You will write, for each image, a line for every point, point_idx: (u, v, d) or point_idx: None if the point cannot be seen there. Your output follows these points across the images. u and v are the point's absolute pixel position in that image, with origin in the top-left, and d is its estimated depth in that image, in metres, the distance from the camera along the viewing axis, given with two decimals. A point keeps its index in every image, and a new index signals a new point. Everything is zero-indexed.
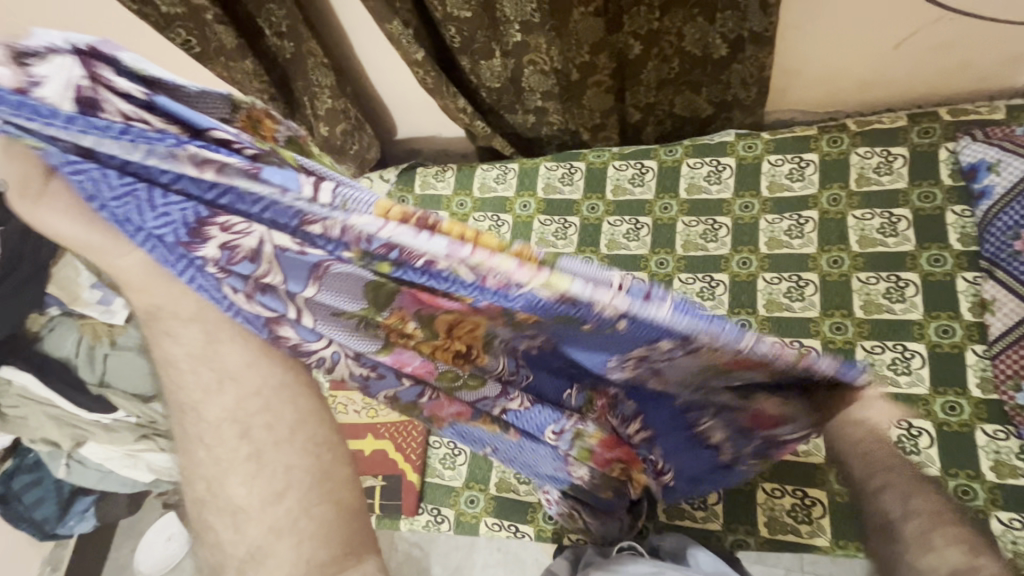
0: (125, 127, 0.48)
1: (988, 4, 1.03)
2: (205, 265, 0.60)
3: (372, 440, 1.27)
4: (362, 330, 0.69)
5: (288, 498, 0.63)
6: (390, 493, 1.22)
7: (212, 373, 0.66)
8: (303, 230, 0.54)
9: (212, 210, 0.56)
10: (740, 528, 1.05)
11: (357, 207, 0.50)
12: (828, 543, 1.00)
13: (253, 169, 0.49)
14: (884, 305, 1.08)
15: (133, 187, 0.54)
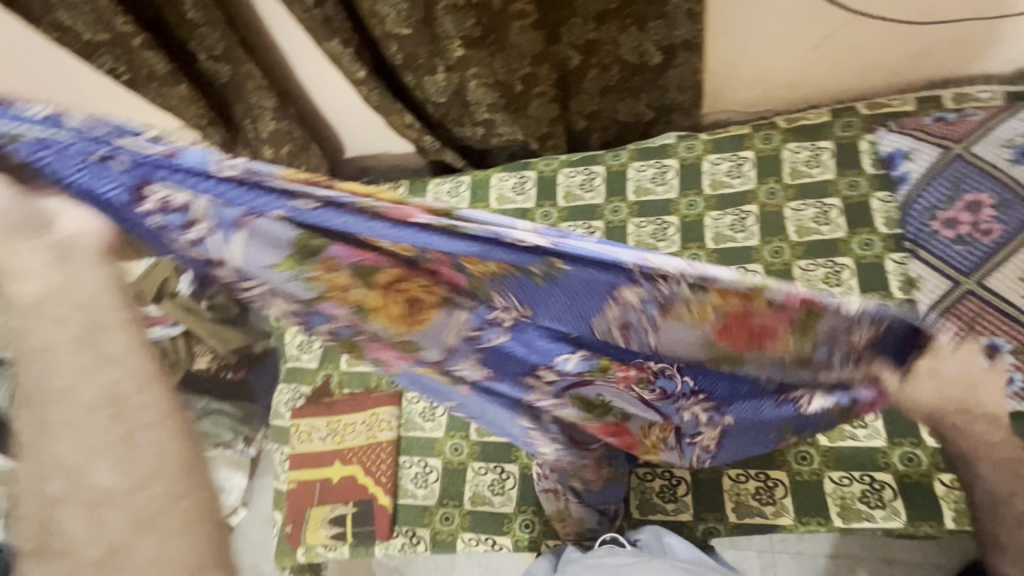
0: (71, 128, 0.53)
1: (890, 7, 1.12)
2: (149, 217, 0.61)
3: (340, 466, 1.24)
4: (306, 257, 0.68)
5: (157, 509, 0.46)
6: (362, 519, 1.19)
7: (88, 353, 0.51)
8: (232, 187, 0.58)
9: (151, 180, 0.57)
10: (710, 516, 1.08)
11: (263, 174, 0.57)
12: (793, 522, 1.04)
13: (172, 151, 0.55)
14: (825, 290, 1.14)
15: (84, 170, 0.55)
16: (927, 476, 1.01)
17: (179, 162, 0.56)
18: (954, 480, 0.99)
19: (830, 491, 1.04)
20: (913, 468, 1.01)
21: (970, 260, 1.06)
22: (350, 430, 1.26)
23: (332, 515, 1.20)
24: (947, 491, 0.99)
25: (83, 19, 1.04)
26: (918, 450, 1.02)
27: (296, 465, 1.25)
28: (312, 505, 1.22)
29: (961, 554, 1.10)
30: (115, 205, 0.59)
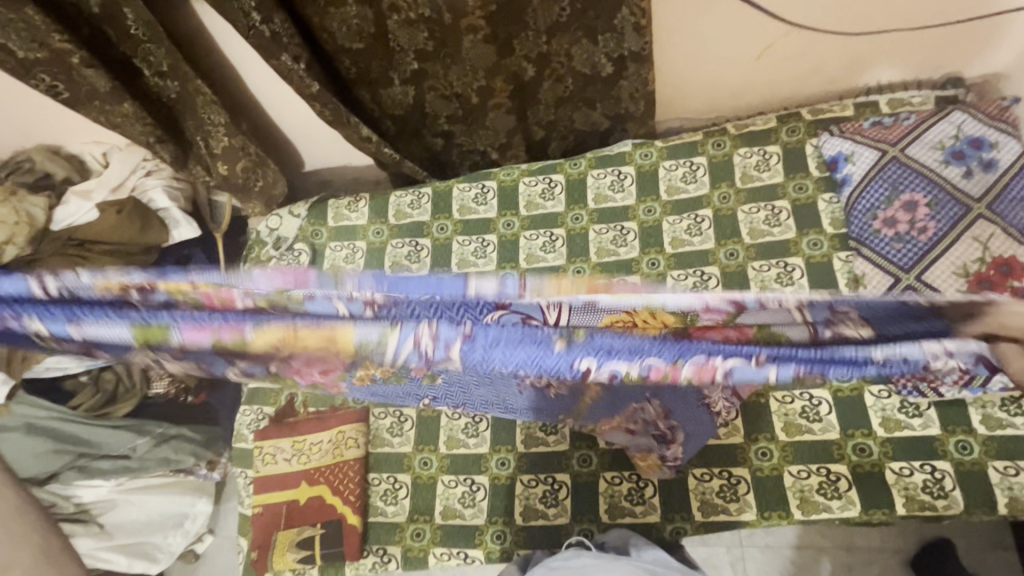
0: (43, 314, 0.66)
1: (825, 19, 1.18)
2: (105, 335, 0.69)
3: (306, 487, 1.21)
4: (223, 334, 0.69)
5: None
6: (330, 540, 1.17)
7: None
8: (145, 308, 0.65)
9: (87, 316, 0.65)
10: (677, 516, 1.10)
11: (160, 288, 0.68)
12: (755, 517, 1.07)
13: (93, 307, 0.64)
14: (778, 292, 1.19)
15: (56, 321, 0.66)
16: (878, 465, 1.05)
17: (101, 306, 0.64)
18: (903, 467, 1.04)
19: (790, 484, 1.07)
20: (865, 458, 1.06)
21: (909, 257, 1.11)
22: (316, 450, 1.22)
23: (299, 538, 1.18)
24: (897, 478, 1.04)
25: (16, 36, 0.99)
26: (869, 441, 1.07)
27: (261, 488, 1.22)
28: (279, 528, 1.19)
29: (913, 538, 1.16)
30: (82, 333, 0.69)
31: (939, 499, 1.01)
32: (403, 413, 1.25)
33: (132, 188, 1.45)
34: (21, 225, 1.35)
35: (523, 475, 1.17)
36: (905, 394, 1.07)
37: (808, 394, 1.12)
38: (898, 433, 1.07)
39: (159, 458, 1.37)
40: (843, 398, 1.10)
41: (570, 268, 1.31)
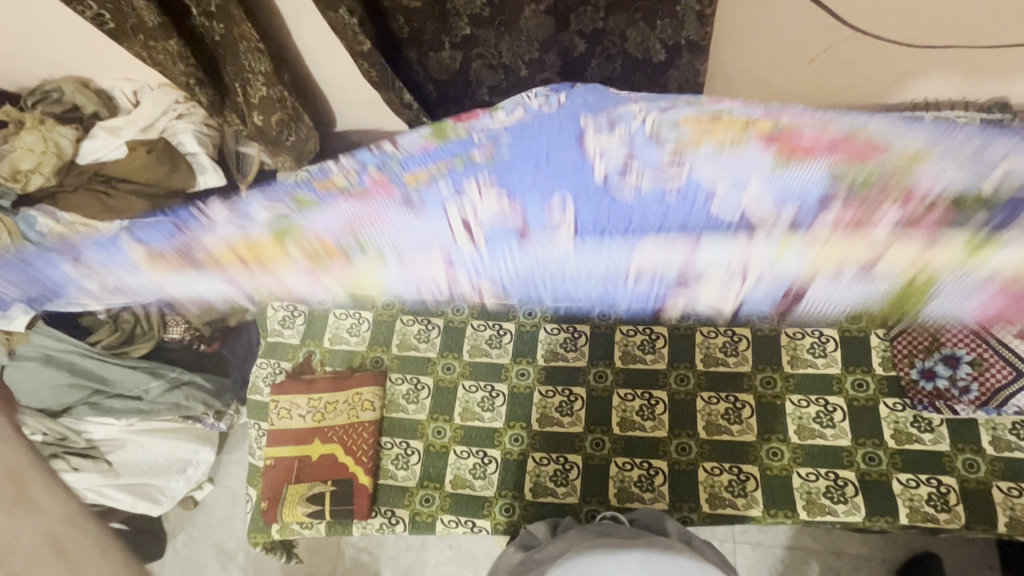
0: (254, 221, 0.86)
1: (888, 26, 1.16)
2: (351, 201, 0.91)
3: (319, 444, 1.22)
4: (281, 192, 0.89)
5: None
6: (339, 498, 1.16)
7: None
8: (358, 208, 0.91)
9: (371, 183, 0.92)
10: (685, 506, 1.12)
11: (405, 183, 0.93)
12: (762, 513, 1.09)
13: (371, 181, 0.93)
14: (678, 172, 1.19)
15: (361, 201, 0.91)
16: (886, 474, 1.08)
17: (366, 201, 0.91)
18: (910, 479, 1.07)
19: (798, 485, 1.10)
20: (873, 467, 1.09)
21: None
22: (332, 409, 1.25)
23: (309, 493, 1.17)
24: (904, 489, 1.06)
25: None
26: (880, 451, 1.09)
27: (275, 441, 1.23)
28: (290, 482, 1.19)
29: (907, 549, 1.27)
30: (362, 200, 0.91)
31: (942, 512, 1.04)
32: (419, 381, 1.26)
33: (161, 130, 1.44)
34: (49, 154, 1.35)
35: (535, 453, 1.19)
36: (918, 409, 1.10)
37: (823, 400, 1.14)
38: (908, 446, 1.09)
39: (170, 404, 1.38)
40: (857, 408, 1.12)
41: None
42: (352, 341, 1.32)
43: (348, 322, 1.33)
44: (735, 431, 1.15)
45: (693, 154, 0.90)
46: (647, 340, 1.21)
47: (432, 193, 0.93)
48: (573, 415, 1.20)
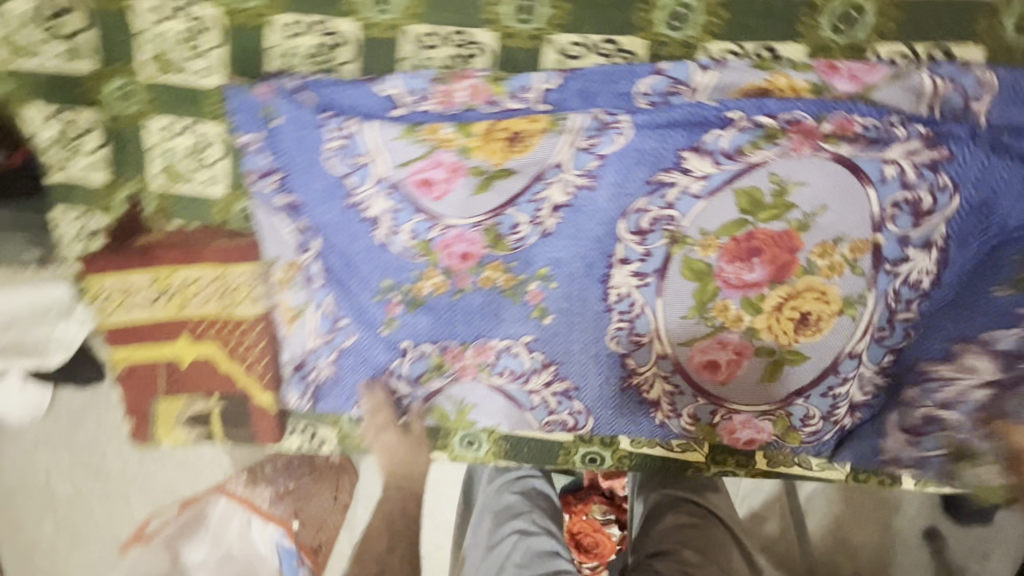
0: (325, 275, 0.75)
1: None
2: (385, 261, 0.72)
3: (189, 343, 0.81)
4: (386, 268, 0.73)
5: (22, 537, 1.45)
6: (234, 418, 0.82)
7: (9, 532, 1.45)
8: (381, 282, 0.73)
9: (366, 250, 0.72)
10: (729, 459, 0.75)
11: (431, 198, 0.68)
12: (844, 473, 0.73)
13: (412, 172, 0.67)
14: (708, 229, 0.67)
15: (352, 265, 0.73)
16: None
17: (400, 237, 0.71)
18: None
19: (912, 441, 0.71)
20: None
21: None
22: (194, 291, 0.79)
23: (189, 411, 0.82)
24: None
25: None
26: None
27: (120, 339, 0.81)
28: (160, 394, 0.82)
29: None
30: (357, 252, 0.72)
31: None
32: (319, 230, 0.73)
33: None
34: None
35: (498, 458, 0.81)
36: None
37: None
38: None
39: None
40: None
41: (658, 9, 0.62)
42: (199, 182, 0.76)
43: (184, 145, 0.75)
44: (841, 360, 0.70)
45: (704, 223, 0.66)
46: (690, 420, 0.73)
47: (506, 281, 0.72)
48: (575, 251, 0.69)
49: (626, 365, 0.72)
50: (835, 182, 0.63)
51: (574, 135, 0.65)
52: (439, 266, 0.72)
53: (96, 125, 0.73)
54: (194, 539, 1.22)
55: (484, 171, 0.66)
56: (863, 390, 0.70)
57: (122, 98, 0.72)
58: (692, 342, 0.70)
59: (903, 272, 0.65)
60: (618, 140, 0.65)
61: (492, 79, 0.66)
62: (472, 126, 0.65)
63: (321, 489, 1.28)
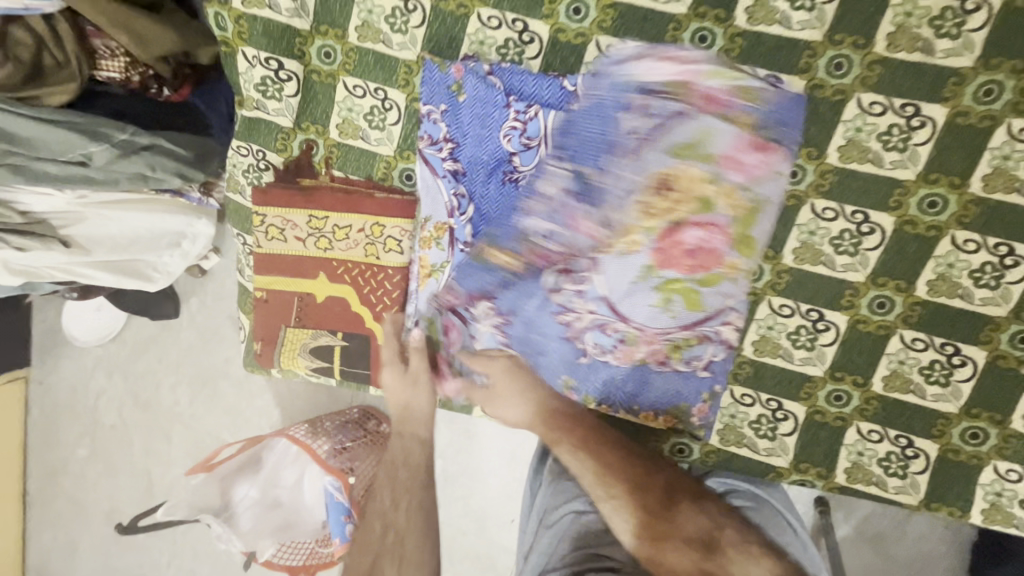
0: (472, 240, 0.82)
1: None
2: (532, 234, 0.78)
3: (326, 282, 0.88)
4: (530, 242, 0.77)
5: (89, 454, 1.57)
6: (352, 358, 0.89)
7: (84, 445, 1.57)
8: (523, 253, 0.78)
9: (517, 221, 0.78)
10: (811, 471, 0.81)
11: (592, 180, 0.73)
12: (917, 502, 0.79)
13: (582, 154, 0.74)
14: (826, 253, 0.75)
15: (500, 234, 0.80)
16: None
17: (553, 212, 0.75)
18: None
19: (986, 481, 0.77)
20: None
21: None
22: (341, 235, 0.86)
23: (312, 346, 0.89)
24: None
25: None
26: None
27: (264, 268, 0.88)
28: (289, 325, 0.89)
29: None
30: (509, 222, 0.79)
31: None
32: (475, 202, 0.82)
33: None
34: None
35: None
36: None
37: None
38: None
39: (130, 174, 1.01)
40: None
41: (820, 56, 0.71)
42: (372, 140, 0.85)
43: (367, 105, 0.84)
44: (927, 394, 0.77)
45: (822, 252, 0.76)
46: (772, 423, 0.82)
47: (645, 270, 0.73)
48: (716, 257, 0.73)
49: (690, 367, 0.80)
50: (942, 231, 0.72)
51: (736, 151, 0.70)
52: (578, 249, 0.75)
53: (294, 76, 0.83)
54: (246, 479, 1.25)
55: (648, 163, 0.71)
56: (941, 423, 0.77)
57: (324, 58, 0.82)
58: (782, 353, 0.80)
59: (996, 320, 0.73)
60: (772, 163, 0.70)
61: (670, 86, 0.72)
62: (647, 121, 0.72)
63: (372, 454, 1.32)
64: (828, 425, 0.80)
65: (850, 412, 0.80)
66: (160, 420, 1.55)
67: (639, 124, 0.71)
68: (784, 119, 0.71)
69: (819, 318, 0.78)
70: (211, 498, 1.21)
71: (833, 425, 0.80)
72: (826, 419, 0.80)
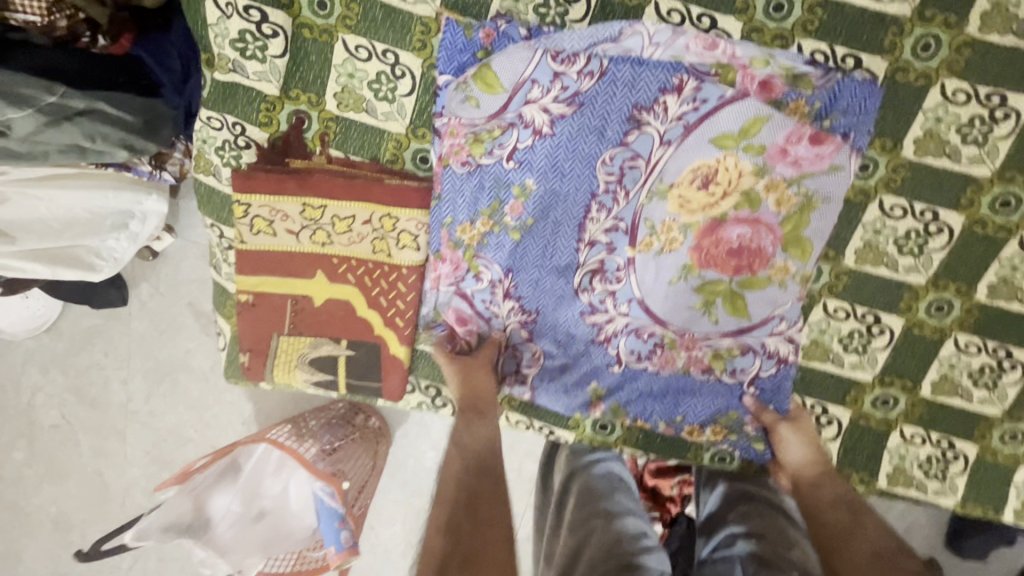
0: (498, 235, 0.72)
1: None
2: (570, 232, 0.71)
3: (324, 283, 0.75)
4: (569, 238, 0.71)
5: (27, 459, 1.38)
6: (359, 369, 0.77)
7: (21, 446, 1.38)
8: (556, 248, 0.72)
9: (551, 213, 0.71)
10: (853, 476, 0.78)
11: (632, 171, 0.69)
12: (953, 503, 0.78)
13: (621, 141, 0.68)
14: (889, 254, 0.70)
15: (532, 229, 0.72)
16: None
17: (592, 205, 0.70)
18: None
19: (1021, 482, 0.76)
20: None
21: None
22: (343, 228, 0.73)
23: (311, 355, 0.77)
24: None
25: None
26: None
27: (250, 267, 0.74)
28: (282, 333, 0.76)
29: None
30: (541, 215, 0.71)
31: None
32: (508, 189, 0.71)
33: None
34: None
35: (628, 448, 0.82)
36: None
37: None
38: None
39: (66, 144, 0.83)
40: None
41: (907, 34, 0.63)
42: (379, 114, 0.71)
43: (372, 71, 0.69)
44: (974, 398, 0.75)
45: (884, 251, 0.70)
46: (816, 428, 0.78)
47: (687, 266, 0.71)
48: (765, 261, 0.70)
49: (734, 378, 0.76)
50: (1009, 231, 0.68)
51: (788, 144, 0.67)
52: (616, 244, 0.71)
53: (283, 31, 0.67)
54: (226, 489, 1.13)
55: (694, 151, 0.67)
56: (986, 427, 0.75)
57: (320, 10, 0.67)
58: (833, 357, 0.75)
59: None
60: (826, 159, 0.67)
61: (719, 69, 0.66)
62: (698, 108, 0.66)
63: (363, 451, 1.22)
64: (873, 430, 0.77)
65: (895, 417, 0.77)
66: (113, 419, 1.37)
67: (684, 110, 0.66)
68: (846, 108, 0.65)
69: (874, 322, 0.73)
70: (187, 515, 1.09)
71: (878, 430, 0.77)
72: (871, 424, 0.77)
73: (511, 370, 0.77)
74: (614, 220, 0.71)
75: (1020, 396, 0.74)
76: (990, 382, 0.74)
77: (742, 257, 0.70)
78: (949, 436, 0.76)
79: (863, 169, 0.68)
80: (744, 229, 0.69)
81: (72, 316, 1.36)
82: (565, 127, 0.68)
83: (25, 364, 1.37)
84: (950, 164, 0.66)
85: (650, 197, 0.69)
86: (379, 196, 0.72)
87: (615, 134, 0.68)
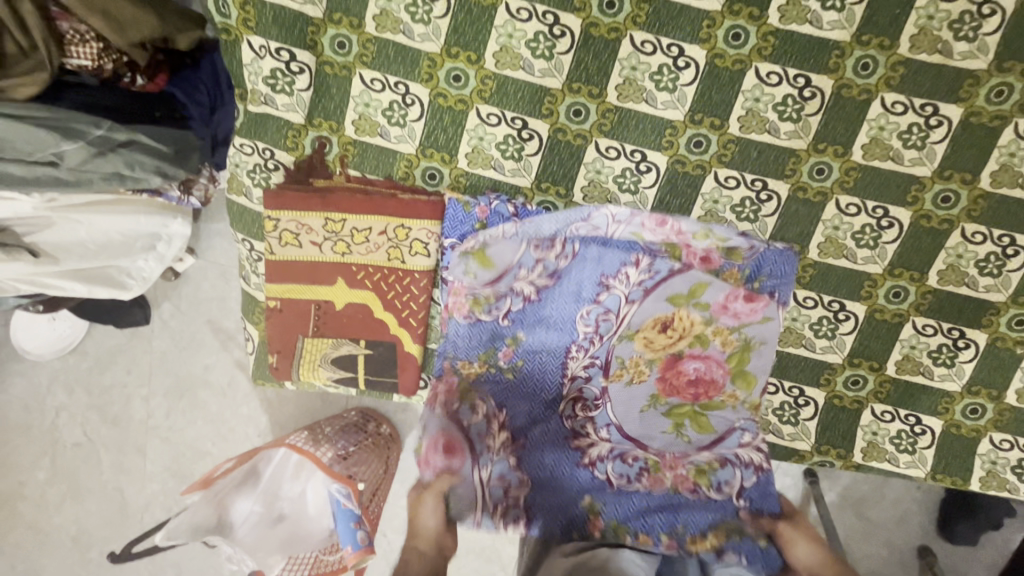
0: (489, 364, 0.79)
1: None
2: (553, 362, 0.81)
3: (344, 288, 0.83)
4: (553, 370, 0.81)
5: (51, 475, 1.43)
6: (377, 367, 0.85)
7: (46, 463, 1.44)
8: (542, 383, 0.81)
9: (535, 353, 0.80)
10: (831, 452, 0.86)
11: (605, 313, 0.80)
12: (924, 475, 0.85)
13: (594, 300, 0.80)
14: (848, 247, 0.79)
15: (518, 364, 0.80)
16: None
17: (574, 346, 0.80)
18: (1005, 441, 0.82)
19: (984, 452, 0.84)
20: None
21: None
22: (361, 239, 0.81)
23: (333, 354, 0.85)
24: (992, 450, 0.83)
25: None
26: None
27: (278, 276, 0.83)
28: (306, 335, 0.84)
29: None
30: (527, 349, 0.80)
31: None
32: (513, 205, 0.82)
33: None
34: None
35: None
36: None
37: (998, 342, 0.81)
38: None
39: (108, 173, 0.92)
40: None
41: (848, 56, 0.73)
42: (392, 137, 0.81)
43: (386, 100, 0.79)
44: (935, 375, 0.82)
45: (841, 245, 0.79)
46: (792, 408, 0.85)
47: (653, 405, 0.80)
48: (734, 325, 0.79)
49: (721, 493, 0.77)
50: (951, 223, 0.77)
51: (727, 302, 0.80)
52: (592, 377, 0.81)
53: (307, 68, 0.77)
54: (247, 492, 1.20)
55: (650, 302, 0.80)
56: (948, 402, 0.83)
57: (339, 49, 0.77)
58: (805, 342, 0.83)
59: (995, 306, 0.79)
60: (759, 313, 0.79)
61: (665, 248, 0.81)
62: (652, 275, 0.80)
63: (376, 456, 1.28)
64: (846, 409, 0.85)
65: (865, 396, 0.84)
66: (135, 434, 1.43)
67: (642, 278, 0.80)
68: (769, 273, 0.80)
69: (840, 309, 0.82)
70: (211, 518, 1.14)
71: (851, 409, 0.85)
72: (844, 403, 0.85)
73: (498, 498, 0.71)
74: (591, 358, 0.81)
75: (975, 372, 0.82)
76: (948, 360, 0.82)
77: (699, 386, 0.80)
78: (915, 411, 0.84)
79: (819, 172, 0.77)
80: (698, 364, 0.80)
81: (96, 337, 1.44)
82: (546, 292, 0.81)
83: (50, 384, 1.44)
84: (895, 166, 0.76)
85: (620, 340, 0.80)
86: (393, 210, 0.81)
87: (589, 289, 0.80)
